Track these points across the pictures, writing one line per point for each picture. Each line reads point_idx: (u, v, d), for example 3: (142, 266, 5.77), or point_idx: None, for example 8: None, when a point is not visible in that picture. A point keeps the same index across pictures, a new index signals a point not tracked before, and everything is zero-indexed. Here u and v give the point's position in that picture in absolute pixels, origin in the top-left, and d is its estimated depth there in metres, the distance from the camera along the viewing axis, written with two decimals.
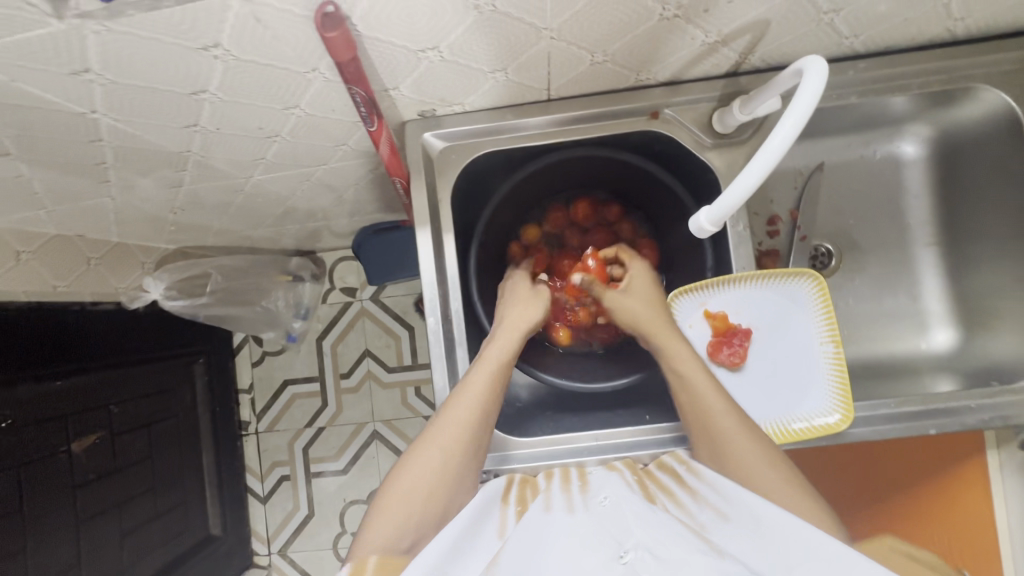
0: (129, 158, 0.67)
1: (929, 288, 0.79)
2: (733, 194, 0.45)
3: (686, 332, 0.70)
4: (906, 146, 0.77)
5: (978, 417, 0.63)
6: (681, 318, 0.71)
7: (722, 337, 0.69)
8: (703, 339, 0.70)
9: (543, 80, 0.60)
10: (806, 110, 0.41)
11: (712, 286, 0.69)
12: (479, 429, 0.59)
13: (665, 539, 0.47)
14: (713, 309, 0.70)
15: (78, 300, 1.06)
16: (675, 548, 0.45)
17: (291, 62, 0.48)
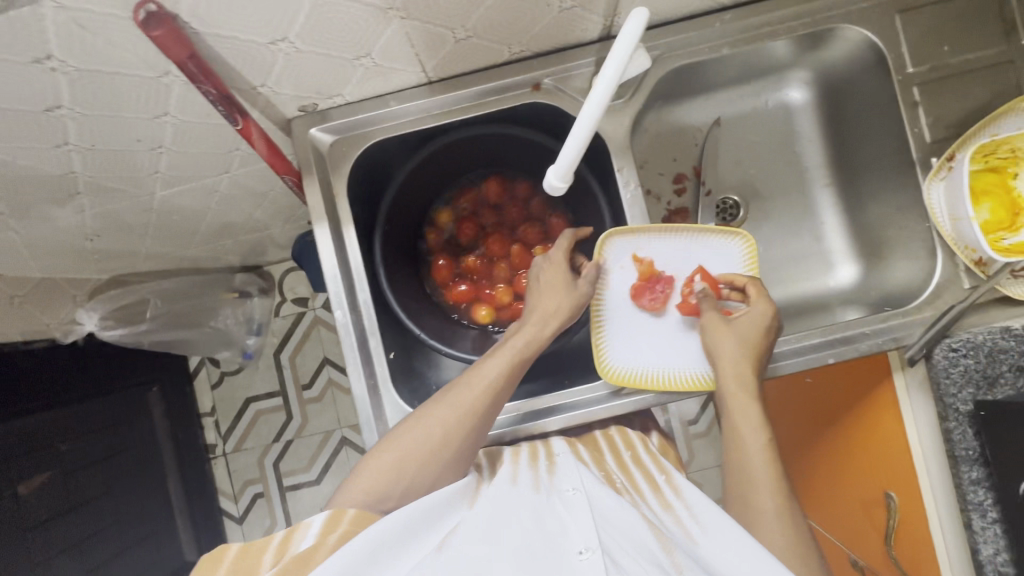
0: (12, 187, 0.66)
1: (832, 227, 0.81)
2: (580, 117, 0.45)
3: (614, 274, 0.70)
4: (794, 93, 0.80)
5: (873, 342, 0.65)
6: (612, 261, 0.69)
7: (646, 282, 0.70)
8: (628, 283, 0.70)
9: (415, 62, 0.61)
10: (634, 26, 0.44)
11: (645, 231, 0.69)
12: (464, 434, 0.59)
13: (624, 526, 0.50)
14: (643, 255, 0.70)
15: (8, 339, 1.04)
16: (627, 545, 0.46)
17: (138, 68, 0.48)
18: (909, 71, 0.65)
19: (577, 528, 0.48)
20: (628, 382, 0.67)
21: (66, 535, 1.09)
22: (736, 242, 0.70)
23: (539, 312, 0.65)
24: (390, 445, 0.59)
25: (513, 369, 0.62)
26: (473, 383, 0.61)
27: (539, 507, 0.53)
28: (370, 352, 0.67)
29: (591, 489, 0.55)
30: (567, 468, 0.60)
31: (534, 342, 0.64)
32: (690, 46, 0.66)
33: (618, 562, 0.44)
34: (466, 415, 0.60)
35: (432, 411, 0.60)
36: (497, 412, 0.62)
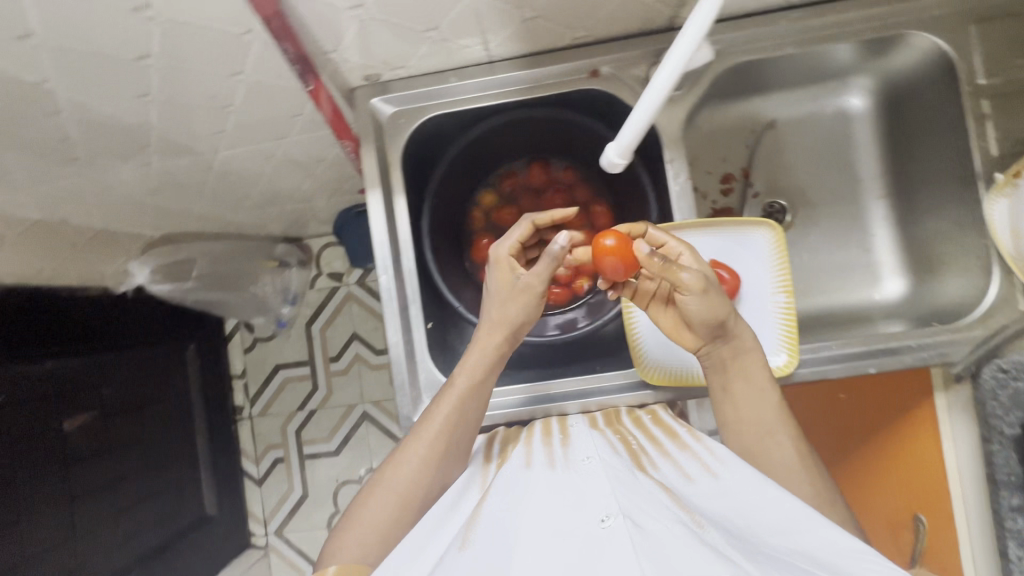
0: (93, 134, 0.70)
1: (880, 240, 0.80)
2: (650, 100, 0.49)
3: None
4: (853, 100, 0.79)
5: (917, 355, 0.64)
6: None
7: None
8: None
9: (479, 39, 0.62)
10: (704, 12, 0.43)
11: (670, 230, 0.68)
12: (433, 474, 0.64)
13: (641, 493, 0.49)
14: None
15: (65, 284, 1.09)
16: (645, 505, 0.47)
17: (224, 22, 0.51)
18: (980, 82, 0.63)
19: (595, 496, 0.48)
20: (664, 381, 0.68)
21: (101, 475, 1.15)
22: (761, 232, 0.68)
23: (491, 321, 0.65)
24: (369, 508, 0.63)
25: (463, 409, 0.64)
26: (426, 431, 0.65)
27: (557, 482, 0.54)
28: (409, 319, 0.69)
29: (604, 456, 0.57)
30: (580, 440, 0.62)
31: (479, 377, 0.65)
32: (752, 43, 0.66)
33: (640, 520, 0.44)
34: (428, 459, 0.64)
35: (409, 447, 0.65)
36: (459, 446, 0.65)
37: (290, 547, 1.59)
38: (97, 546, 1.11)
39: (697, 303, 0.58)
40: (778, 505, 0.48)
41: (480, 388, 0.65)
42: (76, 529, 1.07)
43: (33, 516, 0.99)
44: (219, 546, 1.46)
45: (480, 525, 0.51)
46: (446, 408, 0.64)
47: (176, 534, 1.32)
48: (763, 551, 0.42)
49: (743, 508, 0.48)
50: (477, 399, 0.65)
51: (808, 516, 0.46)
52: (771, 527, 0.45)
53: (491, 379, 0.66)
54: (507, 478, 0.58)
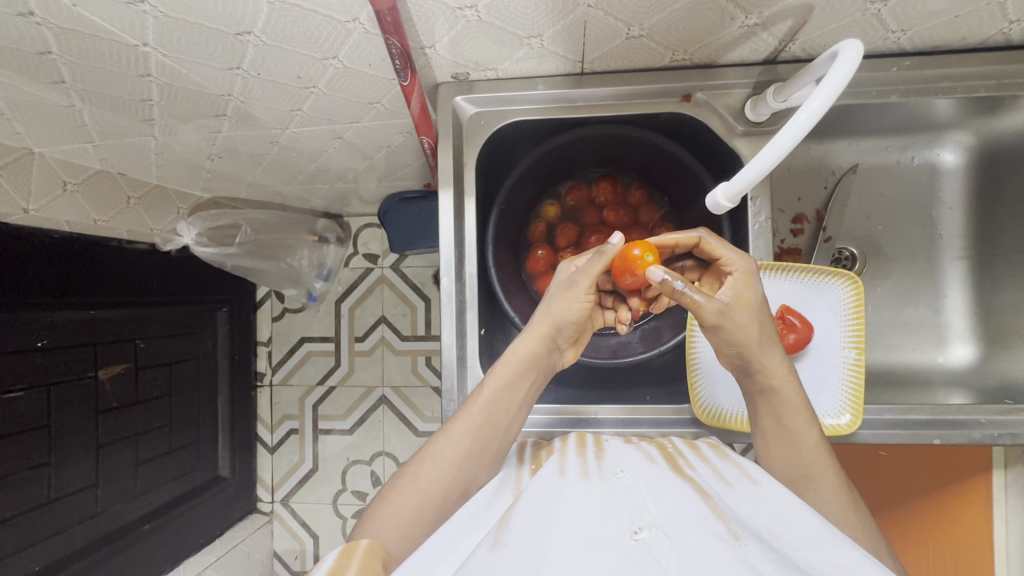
0: (174, 98, 0.70)
1: (952, 302, 0.77)
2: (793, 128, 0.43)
3: None
4: (947, 155, 0.75)
5: (985, 432, 0.61)
6: None
7: None
8: None
9: (578, 52, 0.60)
10: (853, 53, 0.43)
11: None
12: (457, 478, 0.61)
13: (678, 506, 0.50)
14: None
15: (116, 236, 1.10)
16: (691, 533, 0.46)
17: (331, 9, 0.50)
18: None
19: (630, 516, 0.49)
20: (718, 422, 0.67)
21: (128, 425, 1.17)
22: (836, 284, 0.66)
23: (542, 320, 0.63)
24: (388, 508, 0.59)
25: (492, 412, 0.62)
26: (452, 431, 0.62)
27: (595, 497, 0.52)
28: (464, 324, 0.68)
29: (637, 469, 0.57)
30: (617, 457, 0.60)
31: (510, 380, 0.62)
32: (855, 86, 0.63)
33: (675, 536, 0.46)
34: (454, 462, 0.61)
35: (436, 445, 0.62)
36: (485, 452, 0.62)
37: (293, 517, 1.61)
38: (116, 493, 1.13)
39: (733, 321, 0.55)
40: (812, 523, 0.47)
41: (512, 393, 0.63)
42: (99, 475, 1.09)
43: (61, 457, 1.01)
44: (228, 508, 1.48)
45: (513, 525, 0.49)
46: (475, 408, 0.62)
47: (189, 491, 1.34)
48: (800, 566, 0.42)
49: (779, 519, 0.48)
50: (509, 404, 0.63)
51: (843, 541, 0.45)
52: (806, 536, 0.46)
53: (524, 385, 0.63)
54: (539, 485, 0.55)
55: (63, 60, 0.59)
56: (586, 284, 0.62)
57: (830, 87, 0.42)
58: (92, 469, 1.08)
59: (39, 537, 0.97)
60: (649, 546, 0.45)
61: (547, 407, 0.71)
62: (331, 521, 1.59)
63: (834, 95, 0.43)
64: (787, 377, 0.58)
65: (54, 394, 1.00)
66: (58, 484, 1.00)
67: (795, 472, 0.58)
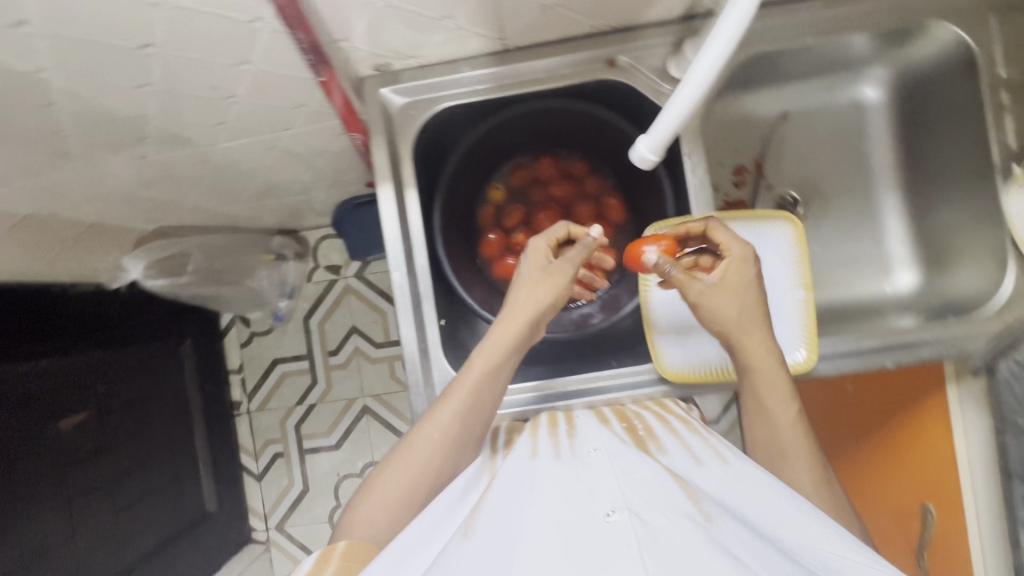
0: (88, 125, 0.67)
1: (892, 232, 0.80)
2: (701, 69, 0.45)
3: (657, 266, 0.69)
4: (868, 91, 0.78)
5: (933, 349, 0.64)
6: None
7: None
8: None
9: (496, 29, 0.60)
10: None
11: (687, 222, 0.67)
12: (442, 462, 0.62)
13: (649, 482, 0.49)
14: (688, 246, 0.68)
15: (58, 282, 1.07)
16: (660, 514, 0.44)
17: (231, 10, 0.49)
18: (1001, 74, 0.63)
19: (602, 491, 0.48)
20: (684, 377, 0.67)
21: (100, 473, 1.13)
22: (779, 225, 0.67)
23: (521, 304, 0.63)
24: (374, 497, 0.60)
25: (477, 395, 0.62)
26: (439, 413, 0.62)
27: (565, 474, 0.53)
28: (422, 317, 0.68)
29: (610, 446, 0.57)
30: (587, 431, 0.61)
31: (496, 363, 0.62)
32: (771, 33, 0.65)
33: (647, 518, 0.44)
34: (439, 444, 0.61)
35: (421, 430, 0.62)
36: (472, 434, 0.62)
37: (291, 541, 1.58)
38: (98, 544, 1.10)
39: (721, 304, 0.58)
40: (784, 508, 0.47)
41: (497, 373, 0.62)
42: (76, 529, 1.05)
43: (33, 516, 0.97)
44: (220, 543, 1.44)
45: (483, 513, 0.50)
46: (462, 391, 0.61)
47: (177, 531, 1.30)
48: (771, 549, 0.42)
49: (750, 502, 0.48)
50: (493, 388, 0.63)
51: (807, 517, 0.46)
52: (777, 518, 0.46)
53: (508, 367, 0.63)
54: (512, 469, 0.56)
55: None
56: (568, 272, 0.65)
57: (736, 20, 0.42)
58: (67, 524, 1.03)
59: None
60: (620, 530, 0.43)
61: (517, 387, 0.71)
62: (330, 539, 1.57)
63: (739, 27, 0.42)
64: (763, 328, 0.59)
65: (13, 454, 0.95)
66: (33, 545, 0.96)
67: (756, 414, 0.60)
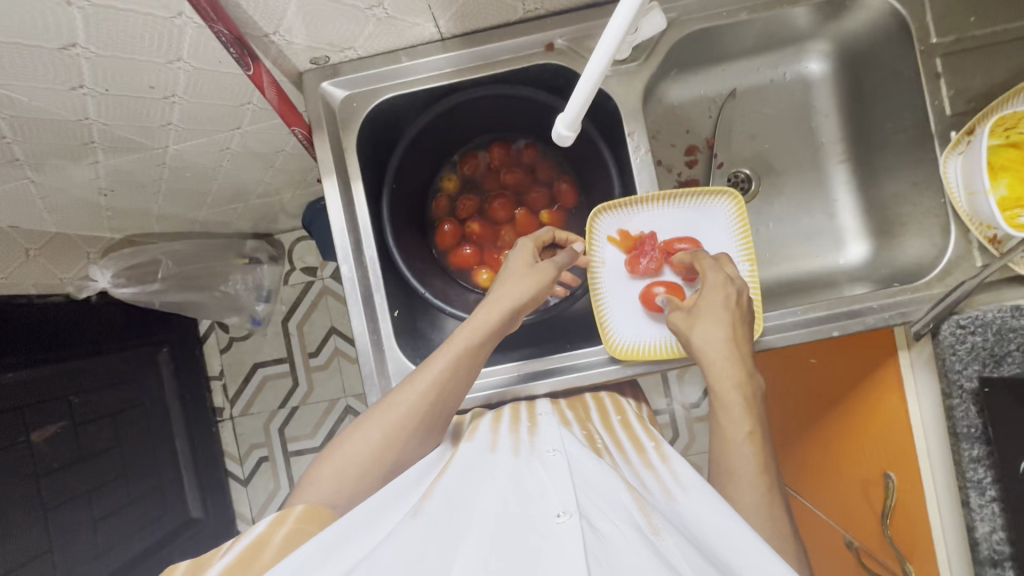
0: (29, 132, 0.67)
1: (844, 205, 0.80)
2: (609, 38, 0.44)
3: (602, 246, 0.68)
4: (813, 66, 0.78)
5: (878, 317, 0.64)
6: (602, 235, 0.68)
7: (634, 251, 0.68)
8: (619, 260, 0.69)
9: (428, 16, 0.60)
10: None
11: (634, 204, 0.66)
12: (402, 437, 0.60)
13: (604, 491, 0.49)
14: (632, 227, 0.68)
15: (22, 292, 1.05)
16: (609, 519, 0.44)
17: (150, 6, 0.49)
18: (933, 41, 0.63)
19: (556, 489, 0.47)
20: (634, 355, 0.66)
21: (77, 484, 1.12)
22: (721, 202, 0.67)
23: (501, 292, 0.63)
24: (334, 464, 0.59)
25: (455, 372, 0.61)
26: (413, 385, 0.61)
27: (519, 469, 0.53)
28: (374, 308, 0.68)
29: (570, 448, 0.56)
30: (548, 425, 0.61)
31: (476, 340, 0.61)
32: (706, 10, 0.65)
33: (597, 525, 0.43)
34: (407, 417, 0.60)
35: (392, 400, 0.61)
36: (442, 413, 0.61)
37: None
38: (76, 556, 1.09)
39: (710, 330, 0.58)
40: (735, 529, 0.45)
41: (475, 354, 0.62)
42: (52, 541, 1.05)
43: (6, 529, 0.97)
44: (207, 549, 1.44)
45: (434, 497, 0.50)
46: (441, 363, 0.60)
47: (160, 539, 1.30)
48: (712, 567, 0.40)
49: (702, 529, 0.46)
50: (468, 370, 0.62)
51: (763, 545, 0.43)
52: (730, 551, 0.43)
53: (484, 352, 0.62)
54: (468, 461, 0.57)
55: None
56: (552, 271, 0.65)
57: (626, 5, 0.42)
58: (42, 536, 1.03)
59: None
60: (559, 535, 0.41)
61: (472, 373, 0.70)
62: None
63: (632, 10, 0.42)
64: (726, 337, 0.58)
65: None
66: (7, 558, 0.96)
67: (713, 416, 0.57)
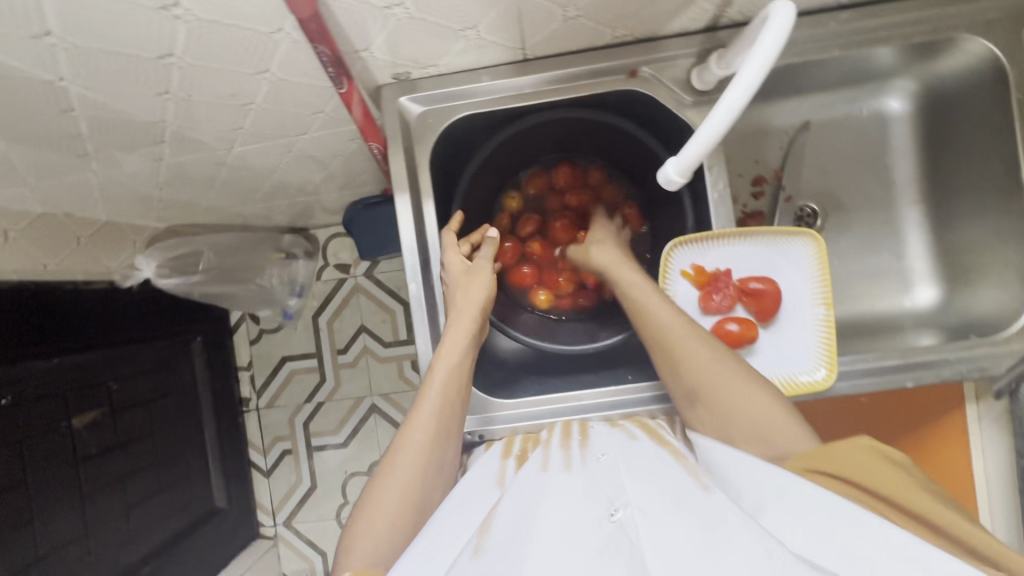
0: (105, 130, 0.67)
1: (913, 246, 0.79)
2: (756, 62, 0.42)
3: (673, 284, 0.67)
4: (893, 102, 0.76)
5: (955, 369, 0.63)
6: (676, 268, 0.66)
7: (709, 286, 0.66)
8: (691, 296, 0.67)
9: (518, 39, 0.59)
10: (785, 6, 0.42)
11: (712, 239, 0.65)
12: (426, 470, 0.58)
13: (651, 470, 0.52)
14: (705, 263, 0.66)
15: (71, 279, 1.06)
16: (658, 502, 0.46)
17: (253, 21, 0.48)
18: None
19: (600, 493, 0.49)
20: None
21: (112, 471, 1.13)
22: (801, 242, 0.65)
23: (460, 307, 0.65)
24: (370, 518, 0.55)
25: (447, 396, 0.61)
26: (417, 417, 0.60)
27: (574, 491, 0.50)
28: (438, 328, 0.68)
29: (620, 450, 0.57)
30: (601, 442, 0.59)
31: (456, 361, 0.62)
32: (798, 45, 0.63)
33: (650, 509, 0.45)
34: (422, 449, 0.58)
35: (402, 440, 0.59)
36: (452, 433, 0.61)
37: (299, 537, 1.58)
38: (109, 541, 1.10)
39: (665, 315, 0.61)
40: (793, 486, 0.46)
41: (461, 366, 0.62)
42: (88, 526, 1.06)
43: (46, 513, 0.97)
44: (229, 538, 1.45)
45: (493, 531, 0.47)
46: (433, 393, 0.61)
47: (188, 526, 1.31)
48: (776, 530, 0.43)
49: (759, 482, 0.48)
50: (460, 380, 0.62)
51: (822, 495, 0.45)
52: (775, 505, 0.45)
53: (468, 362, 0.63)
54: (522, 483, 0.54)
55: None
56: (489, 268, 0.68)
57: (770, 42, 0.41)
58: (79, 520, 1.04)
59: None
60: (625, 528, 0.44)
61: (537, 398, 0.69)
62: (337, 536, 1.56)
63: (778, 41, 0.41)
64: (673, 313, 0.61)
65: (28, 452, 0.96)
66: (46, 541, 0.97)
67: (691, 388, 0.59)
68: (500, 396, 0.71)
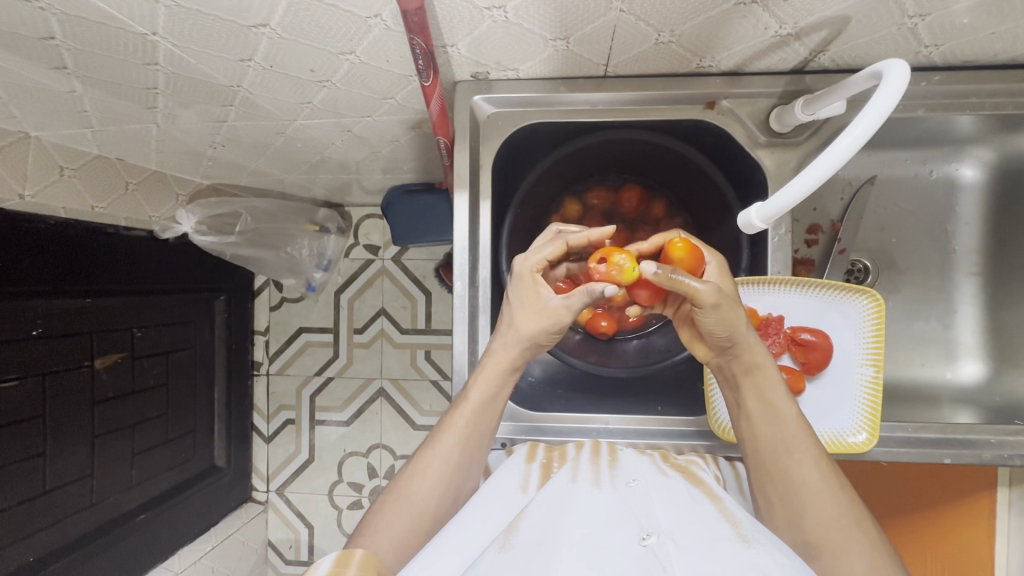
0: (179, 87, 0.67)
1: (964, 318, 0.77)
2: (862, 122, 0.41)
3: None
4: (966, 171, 0.75)
5: (996, 452, 0.62)
6: None
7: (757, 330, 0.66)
8: None
9: (604, 55, 0.58)
10: (903, 70, 0.42)
11: (769, 284, 0.64)
12: (443, 495, 0.59)
13: (676, 505, 0.51)
14: (757, 307, 0.66)
15: (113, 223, 1.06)
16: (694, 537, 0.46)
17: (352, 5, 0.48)
18: None
19: (625, 514, 0.49)
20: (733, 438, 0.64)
21: (123, 417, 1.14)
22: (858, 301, 0.64)
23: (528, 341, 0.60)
24: (380, 527, 0.57)
25: (475, 425, 0.61)
26: (440, 443, 0.60)
27: (609, 505, 0.50)
28: (476, 329, 0.68)
29: (650, 481, 0.56)
30: (632, 466, 0.59)
31: (493, 391, 0.61)
32: None
33: (683, 541, 0.45)
34: (440, 476, 0.59)
35: (423, 462, 0.60)
36: (472, 462, 0.61)
37: (289, 506, 1.57)
38: (111, 484, 1.11)
39: (710, 318, 0.53)
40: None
41: (493, 401, 0.61)
42: (95, 466, 1.07)
43: (56, 449, 0.98)
44: (223, 498, 1.44)
45: (521, 530, 0.47)
46: (458, 422, 0.60)
47: (186, 481, 1.32)
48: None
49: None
50: (490, 414, 0.61)
51: None
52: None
53: (504, 394, 0.62)
54: (549, 492, 0.53)
55: (64, 46, 0.57)
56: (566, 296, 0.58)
57: (879, 106, 0.41)
58: (86, 459, 1.05)
59: (39, 526, 0.96)
60: (657, 552, 0.43)
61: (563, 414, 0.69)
62: (327, 512, 1.55)
63: (889, 104, 0.42)
64: (796, 424, 0.54)
65: (49, 385, 0.97)
66: (53, 475, 0.98)
67: (804, 540, 0.51)
68: (526, 407, 0.70)
